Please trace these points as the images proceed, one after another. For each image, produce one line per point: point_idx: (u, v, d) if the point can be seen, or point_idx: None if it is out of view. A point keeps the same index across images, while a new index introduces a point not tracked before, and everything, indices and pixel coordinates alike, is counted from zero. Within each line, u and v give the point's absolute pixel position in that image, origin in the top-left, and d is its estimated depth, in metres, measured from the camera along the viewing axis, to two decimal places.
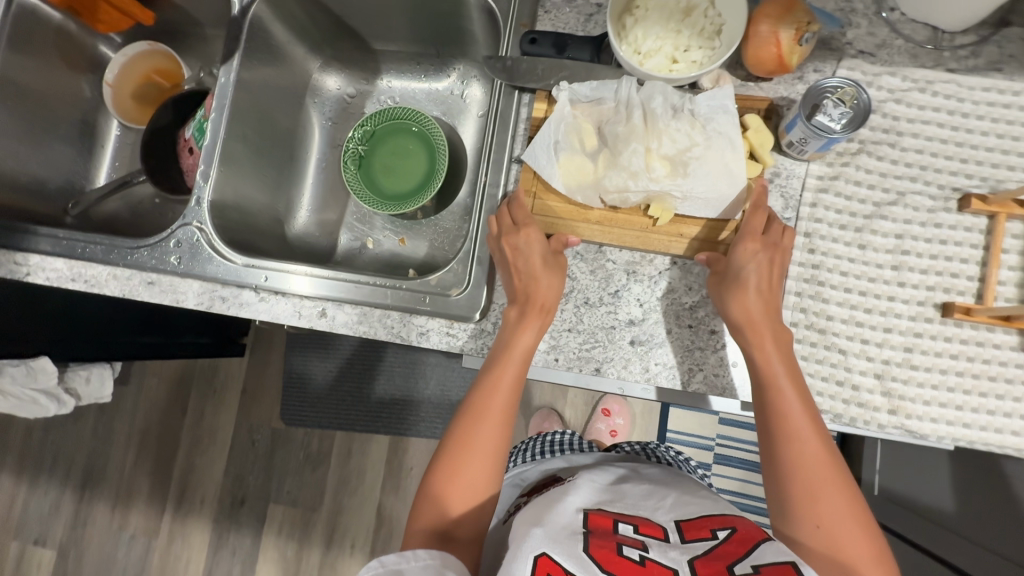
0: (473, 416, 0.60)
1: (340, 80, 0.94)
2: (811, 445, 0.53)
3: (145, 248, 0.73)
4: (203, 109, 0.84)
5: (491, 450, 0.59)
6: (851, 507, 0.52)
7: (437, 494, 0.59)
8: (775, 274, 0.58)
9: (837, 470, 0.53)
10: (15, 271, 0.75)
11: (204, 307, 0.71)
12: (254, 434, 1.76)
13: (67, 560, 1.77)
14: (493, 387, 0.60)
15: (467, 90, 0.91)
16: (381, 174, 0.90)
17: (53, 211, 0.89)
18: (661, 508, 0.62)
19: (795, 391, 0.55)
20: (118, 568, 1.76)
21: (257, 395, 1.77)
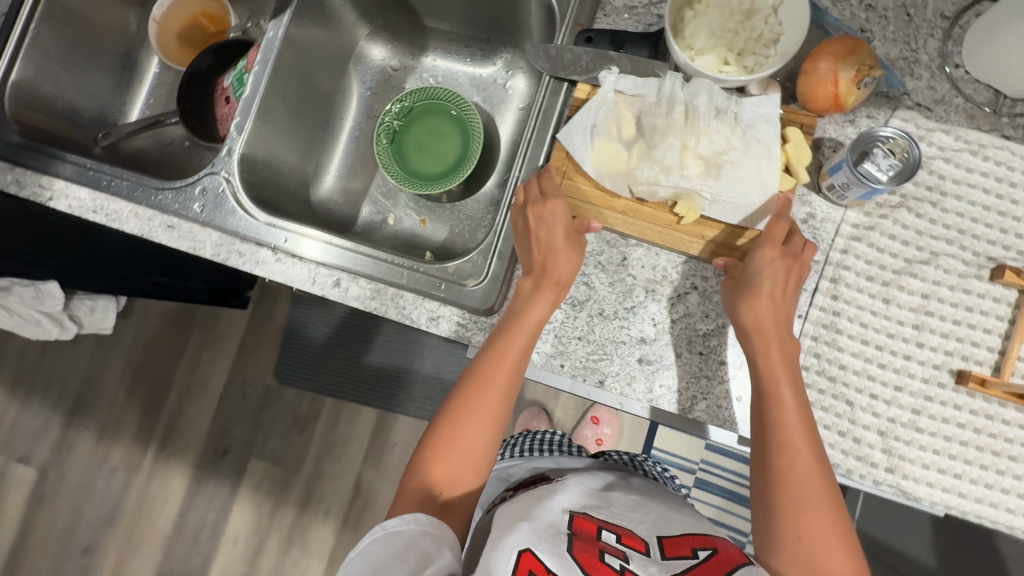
0: (475, 386, 0.60)
1: (386, 51, 0.93)
2: (804, 459, 0.53)
3: (170, 190, 0.72)
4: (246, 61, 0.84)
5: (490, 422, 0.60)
6: (837, 527, 0.52)
7: (432, 459, 0.59)
8: (791, 283, 0.57)
9: (828, 489, 0.53)
10: (38, 194, 0.75)
11: (220, 259, 0.71)
12: (247, 388, 1.77)
13: (47, 483, 1.80)
14: (498, 358, 0.60)
15: (511, 81, 0.90)
16: (413, 151, 0.90)
17: (85, 139, 0.89)
18: (644, 523, 0.61)
19: (796, 403, 0.55)
20: (95, 497, 1.79)
21: (255, 349, 1.78)
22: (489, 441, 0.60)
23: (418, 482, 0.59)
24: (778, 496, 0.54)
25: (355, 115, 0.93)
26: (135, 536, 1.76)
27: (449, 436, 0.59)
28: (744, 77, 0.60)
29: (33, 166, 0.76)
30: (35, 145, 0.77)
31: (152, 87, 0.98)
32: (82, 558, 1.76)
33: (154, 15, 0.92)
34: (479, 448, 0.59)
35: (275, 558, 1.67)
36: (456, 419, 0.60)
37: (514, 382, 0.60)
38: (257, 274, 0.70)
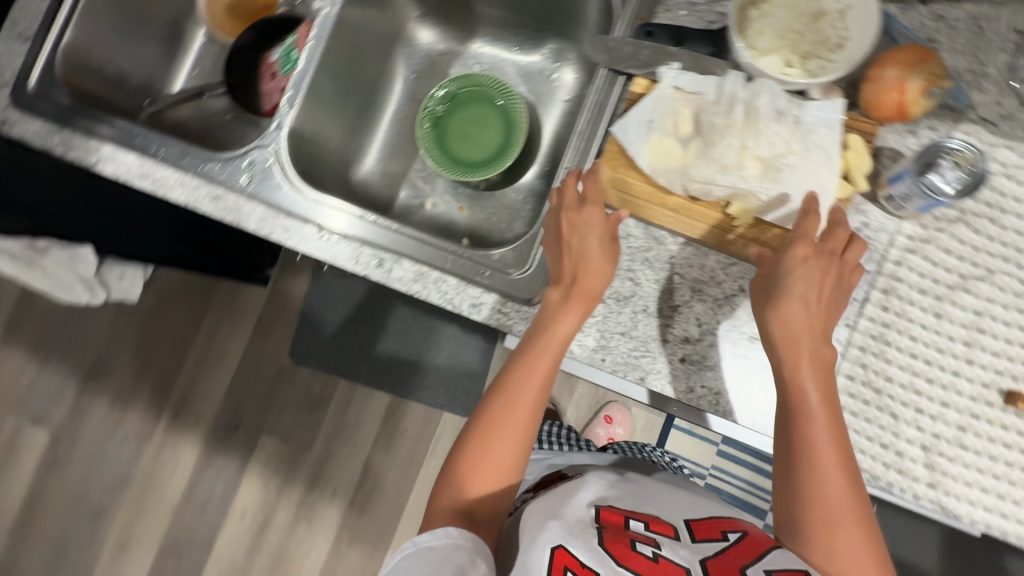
0: (507, 398, 0.61)
1: (434, 35, 0.92)
2: (833, 471, 0.53)
3: (217, 161, 0.73)
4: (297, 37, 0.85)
5: (519, 433, 0.60)
6: (868, 543, 0.52)
7: (462, 471, 0.60)
8: (827, 285, 0.56)
9: (859, 503, 0.53)
10: (84, 157, 0.75)
11: (264, 233, 0.71)
12: (261, 364, 1.78)
13: (59, 445, 1.82)
14: (528, 371, 0.60)
15: (557, 73, 0.89)
16: (454, 137, 0.89)
17: (129, 105, 0.90)
18: (669, 509, 0.62)
19: (827, 418, 0.54)
20: (105, 463, 1.80)
21: (273, 327, 1.79)
22: (520, 450, 0.61)
23: (449, 494, 0.60)
24: (806, 508, 0.54)
25: (399, 98, 0.93)
26: (142, 503, 1.77)
27: (482, 448, 0.60)
28: (805, 79, 0.60)
29: (80, 128, 0.76)
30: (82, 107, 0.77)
31: (197, 57, 0.98)
32: (90, 522, 1.78)
33: None
34: (510, 458, 0.60)
35: (280, 535, 1.69)
36: (488, 432, 0.60)
37: (544, 393, 0.61)
38: (300, 251, 0.70)
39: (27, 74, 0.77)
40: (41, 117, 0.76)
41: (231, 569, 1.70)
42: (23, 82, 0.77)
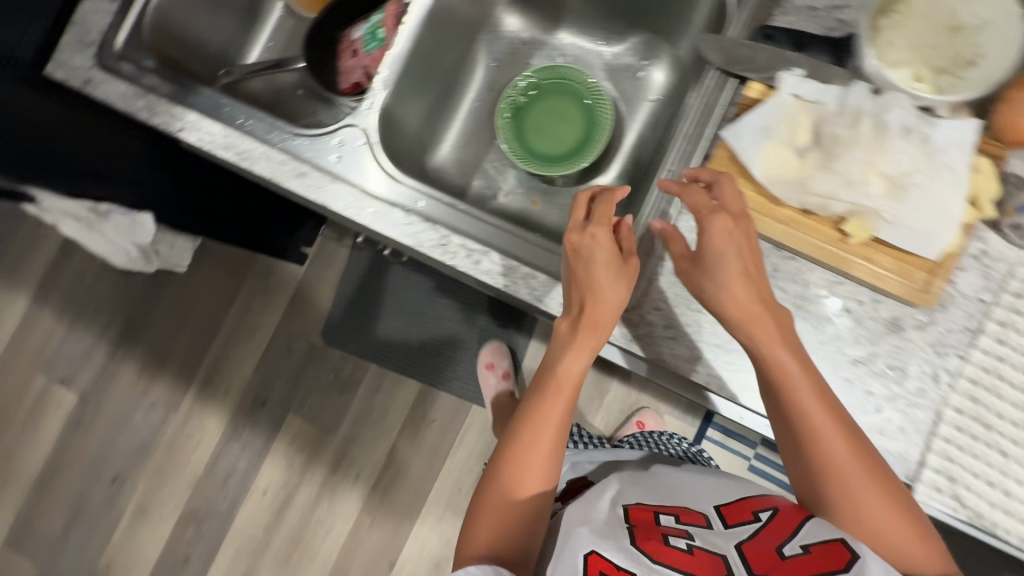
0: (526, 434, 0.59)
1: (520, 22, 0.90)
2: (849, 460, 0.53)
3: (306, 139, 0.71)
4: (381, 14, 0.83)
5: (542, 463, 0.59)
6: (890, 503, 0.52)
7: (489, 515, 0.59)
8: (752, 251, 0.56)
9: (877, 479, 0.52)
10: (168, 125, 0.74)
11: (349, 215, 0.69)
12: (292, 343, 1.77)
13: (86, 408, 1.82)
14: (549, 402, 0.59)
15: (644, 72, 0.87)
16: (534, 130, 0.88)
17: (205, 73, 0.89)
18: (701, 496, 0.62)
19: (820, 401, 0.53)
20: (129, 429, 1.80)
21: (306, 306, 1.78)
22: (544, 478, 0.60)
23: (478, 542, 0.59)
24: (825, 494, 0.54)
25: (479, 86, 0.91)
26: (165, 472, 1.77)
27: (507, 487, 0.59)
28: (932, 95, 0.58)
29: (167, 95, 0.75)
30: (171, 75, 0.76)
31: (275, 30, 0.96)
32: (111, 487, 1.78)
33: None
34: (535, 490, 0.59)
35: (301, 514, 1.69)
36: (511, 473, 0.59)
37: (565, 416, 0.60)
38: (386, 235, 0.68)
39: (115, 36, 0.76)
40: (126, 81, 0.75)
41: (249, 545, 1.70)
42: (111, 44, 0.76)
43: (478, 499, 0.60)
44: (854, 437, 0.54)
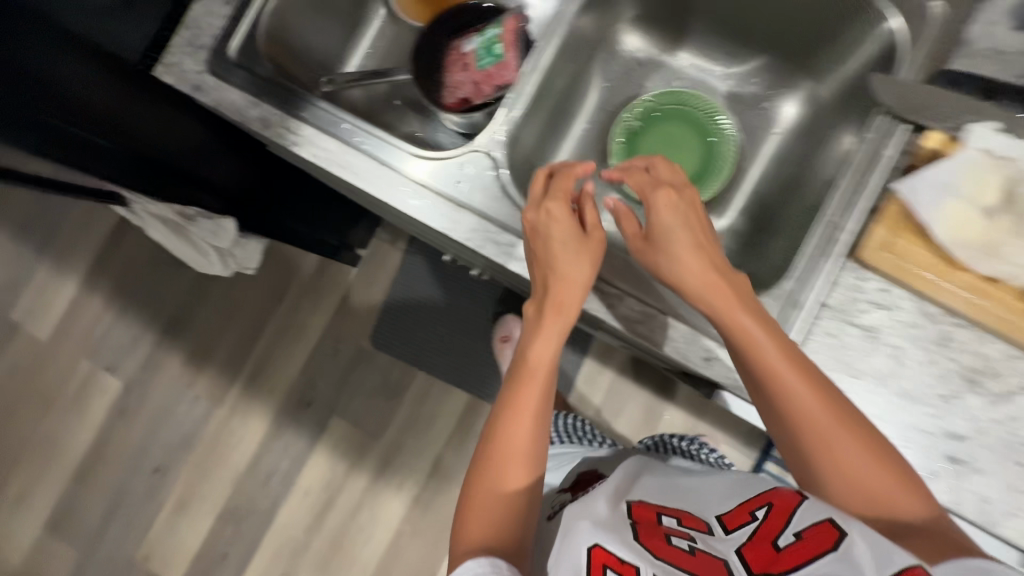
0: (505, 421, 0.55)
1: (640, 42, 0.85)
2: (828, 429, 0.50)
3: (429, 163, 0.69)
4: (497, 27, 0.81)
5: (526, 444, 0.55)
6: (879, 459, 0.50)
7: (479, 508, 0.54)
8: (699, 216, 0.57)
9: (861, 438, 0.50)
10: (283, 138, 0.71)
11: (474, 246, 0.67)
12: (340, 344, 1.75)
13: (130, 397, 1.81)
14: (526, 379, 0.56)
15: (771, 103, 0.81)
16: (649, 157, 0.83)
17: (306, 79, 0.83)
18: (711, 498, 0.55)
19: (795, 374, 0.51)
20: (172, 421, 1.78)
21: (356, 308, 1.75)
22: (527, 465, 0.55)
23: (471, 538, 0.53)
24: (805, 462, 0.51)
25: (592, 106, 0.86)
26: (205, 467, 1.76)
27: (487, 481, 0.55)
28: None
29: (282, 106, 0.72)
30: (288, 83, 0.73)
31: (377, 32, 0.91)
32: (153, 477, 1.77)
33: None
34: (517, 479, 0.55)
35: (342, 518, 1.67)
36: (496, 472, 0.55)
37: (548, 388, 0.56)
38: (514, 270, 0.67)
39: (228, 42, 0.73)
40: (239, 87, 0.72)
41: (288, 546, 1.69)
42: (225, 50, 0.73)
43: (464, 504, 0.55)
44: (834, 400, 0.52)
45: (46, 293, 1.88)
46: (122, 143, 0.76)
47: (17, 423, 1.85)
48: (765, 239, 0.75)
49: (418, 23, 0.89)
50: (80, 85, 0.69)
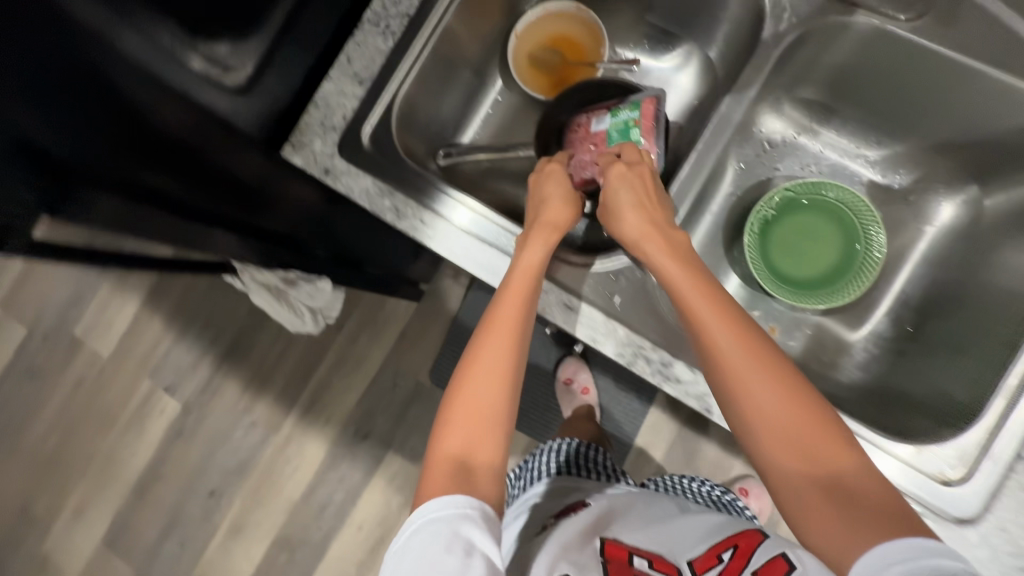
0: (475, 363, 0.56)
1: (783, 122, 0.79)
2: (740, 367, 0.49)
3: (580, 271, 0.65)
4: (632, 110, 0.72)
5: (496, 372, 0.56)
6: (821, 434, 0.47)
7: (448, 437, 0.55)
8: (653, 187, 0.61)
9: (802, 408, 0.48)
10: (419, 231, 0.68)
11: (623, 361, 0.62)
12: (399, 378, 1.73)
13: (189, 418, 1.80)
14: (492, 317, 0.58)
15: (921, 201, 0.76)
16: (784, 252, 0.78)
17: (423, 151, 0.80)
18: (682, 540, 0.54)
19: (727, 331, 0.50)
20: (229, 446, 1.77)
21: (416, 339, 1.73)
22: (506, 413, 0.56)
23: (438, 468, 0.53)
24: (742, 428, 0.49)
25: (725, 190, 0.81)
26: (261, 494, 1.74)
27: (454, 424, 0.55)
28: None
29: (418, 198, 0.69)
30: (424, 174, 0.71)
31: (496, 101, 0.88)
32: (208, 501, 1.76)
33: (517, 27, 0.84)
34: (495, 418, 0.55)
35: None
36: (466, 417, 0.55)
37: (520, 325, 0.58)
38: (666, 390, 0.61)
39: (361, 127, 0.70)
40: (372, 174, 0.70)
41: None
42: (357, 135, 0.70)
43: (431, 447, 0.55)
44: (768, 359, 0.50)
45: (108, 310, 1.87)
46: (179, 187, 0.62)
47: (74, 438, 1.84)
48: (918, 353, 0.71)
49: (544, 97, 0.85)
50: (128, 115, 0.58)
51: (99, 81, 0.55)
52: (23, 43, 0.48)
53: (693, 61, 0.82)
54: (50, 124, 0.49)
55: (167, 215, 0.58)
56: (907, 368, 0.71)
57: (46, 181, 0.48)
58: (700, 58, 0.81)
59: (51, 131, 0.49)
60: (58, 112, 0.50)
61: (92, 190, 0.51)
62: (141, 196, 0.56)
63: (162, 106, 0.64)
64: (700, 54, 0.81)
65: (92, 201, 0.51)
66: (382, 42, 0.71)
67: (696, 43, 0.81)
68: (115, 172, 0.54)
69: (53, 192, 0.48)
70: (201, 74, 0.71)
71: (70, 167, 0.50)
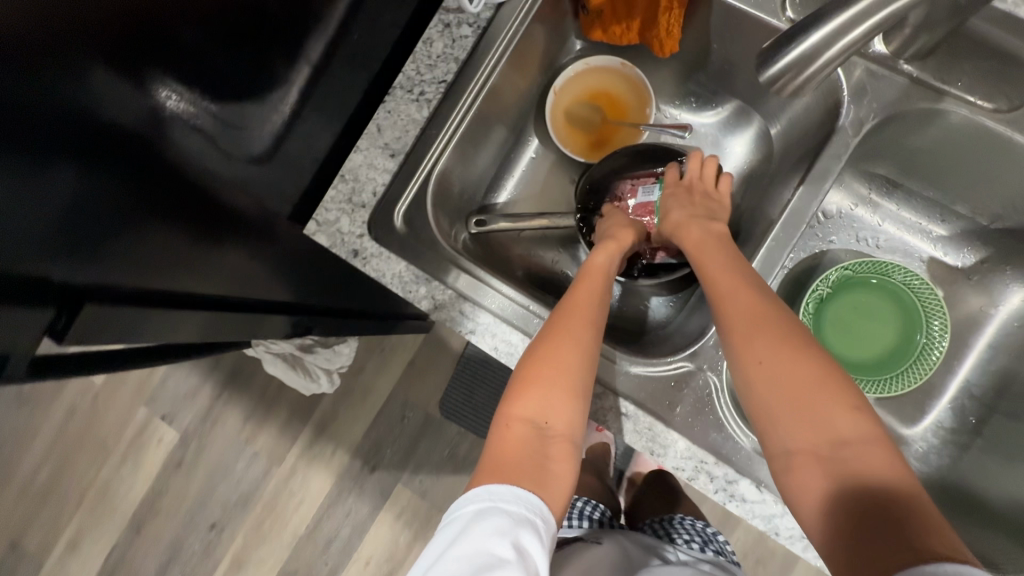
0: (550, 340, 0.56)
1: (841, 192, 0.75)
2: (758, 338, 0.50)
3: (639, 375, 0.61)
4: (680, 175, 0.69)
5: (574, 355, 0.55)
6: (875, 448, 0.44)
7: (517, 411, 0.54)
8: (702, 199, 0.65)
9: (851, 411, 0.45)
10: (458, 324, 0.62)
11: (684, 476, 0.58)
12: (407, 409, 1.31)
13: (186, 450, 1.39)
14: (570, 305, 0.59)
15: (980, 286, 0.72)
16: (844, 335, 0.72)
17: (447, 226, 0.71)
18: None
19: (780, 321, 0.50)
20: (230, 481, 1.35)
21: (427, 363, 1.32)
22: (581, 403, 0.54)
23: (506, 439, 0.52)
24: (754, 404, 0.49)
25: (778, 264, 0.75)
26: (262, 534, 1.33)
27: (524, 396, 0.54)
28: None
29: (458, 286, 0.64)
30: (462, 259, 0.66)
31: (532, 159, 0.82)
32: (208, 536, 1.35)
33: (556, 83, 0.78)
34: (565, 396, 0.54)
35: None
36: (537, 390, 0.54)
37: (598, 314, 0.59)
38: (729, 509, 0.57)
39: (394, 207, 0.65)
40: (406, 258, 0.64)
41: None
42: (392, 215, 0.65)
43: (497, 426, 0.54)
44: (824, 358, 0.48)
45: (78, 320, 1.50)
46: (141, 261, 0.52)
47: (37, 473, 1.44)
48: (990, 452, 0.66)
49: (584, 160, 0.79)
50: (110, 175, 0.52)
51: (117, 150, 0.54)
52: (35, 124, 0.45)
53: (745, 126, 0.77)
54: (55, 223, 0.45)
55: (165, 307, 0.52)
56: (980, 468, 0.66)
57: (53, 296, 0.43)
58: (751, 123, 0.76)
59: (47, 227, 0.44)
60: (68, 199, 0.47)
61: (100, 302, 0.46)
62: (144, 295, 0.50)
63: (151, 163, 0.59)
64: (758, 116, 0.75)
65: (88, 315, 0.44)
66: (416, 110, 0.65)
67: (752, 106, 0.75)
68: (120, 272, 0.50)
69: (61, 311, 0.44)
70: (178, 113, 0.66)
71: (73, 278, 0.45)
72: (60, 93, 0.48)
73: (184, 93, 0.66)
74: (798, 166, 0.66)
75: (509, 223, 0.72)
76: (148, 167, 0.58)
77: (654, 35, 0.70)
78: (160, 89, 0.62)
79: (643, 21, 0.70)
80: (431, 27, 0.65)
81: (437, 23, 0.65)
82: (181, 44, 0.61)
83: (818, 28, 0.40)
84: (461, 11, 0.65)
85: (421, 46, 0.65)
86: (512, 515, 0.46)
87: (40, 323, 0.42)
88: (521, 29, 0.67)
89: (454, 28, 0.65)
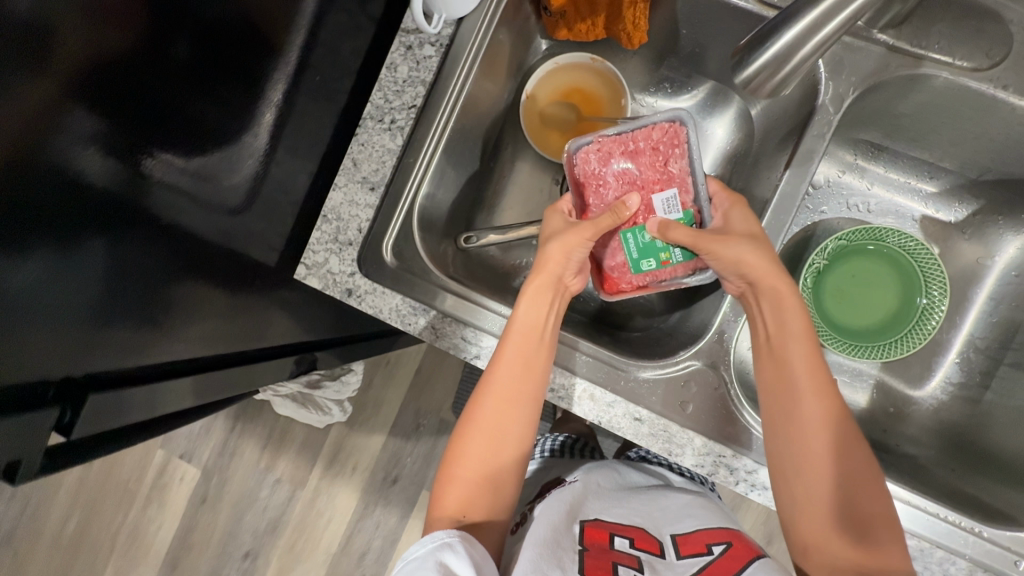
0: (470, 426, 0.56)
1: (828, 161, 0.74)
2: (806, 411, 0.53)
3: (649, 379, 0.61)
4: (697, 215, 0.61)
5: (503, 443, 0.56)
6: (886, 537, 0.50)
7: (454, 494, 0.54)
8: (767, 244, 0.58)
9: (875, 500, 0.51)
10: (462, 349, 0.63)
11: (704, 471, 0.59)
12: (421, 417, 1.31)
13: (210, 485, 1.38)
14: (503, 387, 0.56)
15: (976, 238, 0.72)
16: (845, 305, 0.72)
17: (438, 247, 0.69)
18: (662, 518, 0.56)
19: (830, 401, 0.53)
20: (256, 509, 1.36)
21: (436, 370, 1.32)
22: (493, 490, 0.55)
23: None
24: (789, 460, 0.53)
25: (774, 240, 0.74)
26: (295, 556, 1.34)
27: (453, 483, 0.55)
28: None
29: (455, 313, 0.63)
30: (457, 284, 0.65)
31: (514, 165, 0.80)
32: (243, 565, 1.36)
33: (527, 87, 0.76)
34: (490, 480, 0.55)
35: None
36: (467, 474, 0.55)
37: (526, 401, 0.57)
38: (751, 497, 0.59)
39: (381, 242, 0.64)
40: (400, 291, 0.63)
41: None
42: (380, 251, 0.63)
43: (431, 510, 0.54)
44: (855, 447, 0.53)
45: None
46: (141, 322, 0.55)
47: (59, 529, 1.42)
48: (1000, 404, 0.67)
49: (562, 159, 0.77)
50: (112, 241, 0.50)
51: (121, 218, 0.51)
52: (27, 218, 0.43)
53: (725, 106, 0.75)
54: (75, 312, 0.48)
55: (149, 381, 0.57)
56: (986, 422, 0.67)
57: (53, 396, 0.49)
58: (730, 103, 0.74)
59: (58, 319, 0.47)
60: (76, 285, 0.47)
61: (93, 392, 0.51)
62: (129, 377, 0.55)
63: (162, 213, 0.56)
64: (735, 95, 0.73)
65: (93, 407, 0.50)
66: (390, 139, 0.64)
67: (728, 86, 0.73)
68: (123, 344, 0.53)
69: (64, 407, 0.50)
70: (154, 184, 0.54)
71: (72, 374, 0.50)
72: (45, 173, 0.43)
73: (156, 153, 0.54)
74: (786, 144, 0.65)
75: (499, 236, 0.69)
76: (155, 219, 0.55)
77: (621, 28, 0.68)
78: (137, 157, 0.52)
79: (608, 15, 0.68)
80: (393, 52, 0.64)
81: (399, 46, 0.64)
82: (145, 94, 0.51)
83: (790, 27, 0.39)
84: (421, 31, 0.64)
85: (386, 74, 0.64)
86: (434, 543, 0.46)
87: (46, 423, 0.48)
88: (486, 39, 0.66)
89: (417, 49, 0.64)
